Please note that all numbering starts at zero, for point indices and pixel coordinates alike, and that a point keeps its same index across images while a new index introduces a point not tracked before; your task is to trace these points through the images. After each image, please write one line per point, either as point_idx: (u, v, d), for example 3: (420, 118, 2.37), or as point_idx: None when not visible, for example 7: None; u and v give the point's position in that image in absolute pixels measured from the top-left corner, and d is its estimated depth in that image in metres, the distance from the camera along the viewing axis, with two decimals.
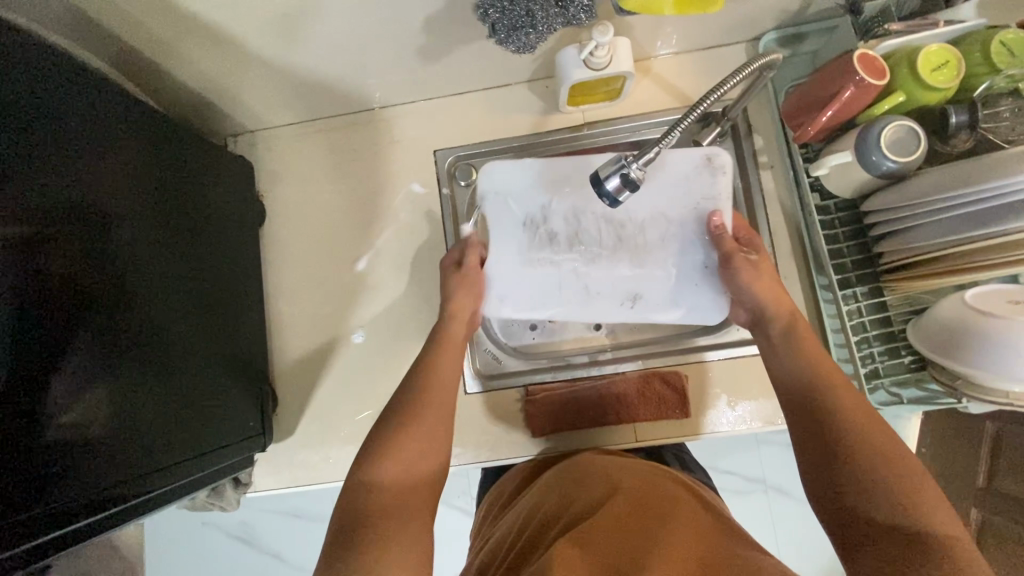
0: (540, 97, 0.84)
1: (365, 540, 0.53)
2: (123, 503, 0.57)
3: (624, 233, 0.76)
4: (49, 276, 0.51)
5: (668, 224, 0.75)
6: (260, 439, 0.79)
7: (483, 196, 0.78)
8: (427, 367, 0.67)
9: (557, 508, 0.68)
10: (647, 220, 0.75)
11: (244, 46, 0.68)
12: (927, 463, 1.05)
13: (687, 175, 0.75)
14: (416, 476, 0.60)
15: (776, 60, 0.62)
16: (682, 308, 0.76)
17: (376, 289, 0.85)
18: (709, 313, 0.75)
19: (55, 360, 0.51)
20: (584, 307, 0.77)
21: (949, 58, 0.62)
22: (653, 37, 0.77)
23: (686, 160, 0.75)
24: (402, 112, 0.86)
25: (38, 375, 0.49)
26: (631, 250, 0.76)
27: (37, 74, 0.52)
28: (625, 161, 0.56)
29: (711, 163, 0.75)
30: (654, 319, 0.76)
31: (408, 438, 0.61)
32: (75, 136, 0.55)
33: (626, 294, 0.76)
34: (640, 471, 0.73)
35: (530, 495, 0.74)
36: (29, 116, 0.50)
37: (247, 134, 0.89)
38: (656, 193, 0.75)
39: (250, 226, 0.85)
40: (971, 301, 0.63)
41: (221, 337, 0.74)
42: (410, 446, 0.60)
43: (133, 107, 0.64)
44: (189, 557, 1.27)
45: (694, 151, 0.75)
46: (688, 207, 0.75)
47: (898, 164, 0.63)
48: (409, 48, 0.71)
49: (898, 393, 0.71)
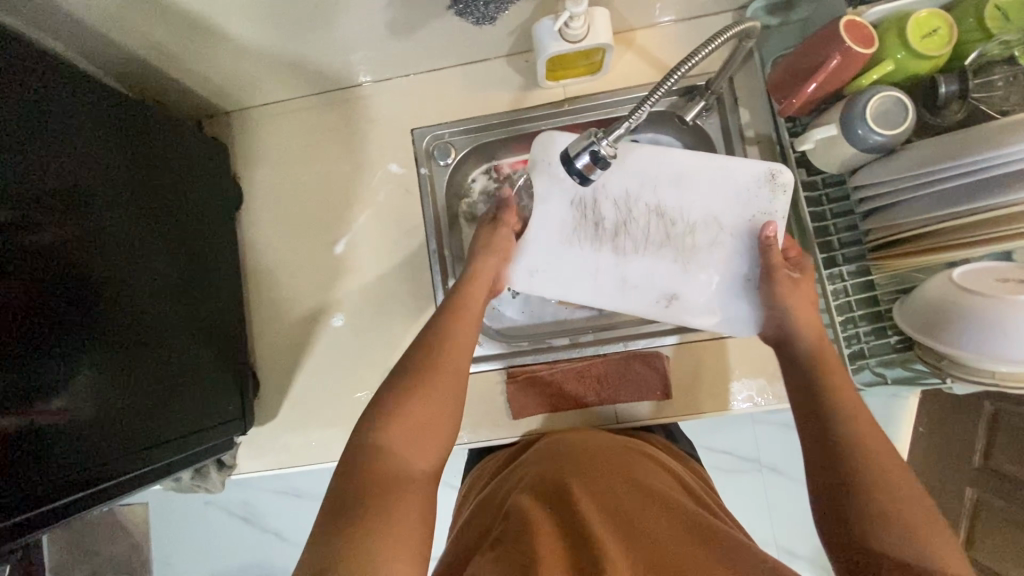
0: (519, 72, 0.82)
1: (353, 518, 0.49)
2: (108, 482, 0.58)
3: (676, 236, 0.75)
4: (33, 263, 0.52)
5: (719, 232, 0.73)
6: (240, 422, 0.79)
7: (534, 162, 0.77)
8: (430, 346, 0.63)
9: (548, 478, 0.66)
10: (698, 222, 0.74)
11: (210, 27, 0.66)
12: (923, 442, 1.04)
13: (749, 183, 0.73)
14: (414, 454, 0.55)
15: (754, 28, 0.61)
16: (717, 318, 0.74)
17: (356, 272, 0.84)
18: (742, 329, 0.73)
19: (42, 345, 0.52)
20: (618, 294, 0.76)
21: (942, 24, 0.59)
22: (634, 7, 0.73)
23: (750, 169, 0.72)
24: (380, 89, 0.84)
25: (30, 358, 0.51)
26: (678, 250, 0.75)
27: (20, 62, 0.52)
28: (595, 137, 0.56)
29: (774, 180, 0.72)
30: (686, 323, 0.75)
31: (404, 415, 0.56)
32: (54, 125, 0.55)
33: (667, 291, 0.75)
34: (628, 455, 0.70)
35: (506, 484, 0.69)
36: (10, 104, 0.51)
37: (223, 115, 0.88)
38: (710, 197, 0.74)
39: (227, 210, 0.84)
40: (958, 279, 0.60)
41: (203, 322, 0.75)
42: (408, 420, 0.56)
43: (112, 93, 0.64)
44: (192, 533, 1.30)
45: (760, 164, 0.72)
46: (742, 219, 0.73)
47: (885, 137, 0.60)
48: (380, 23, 0.68)
49: (882, 372, 0.70)
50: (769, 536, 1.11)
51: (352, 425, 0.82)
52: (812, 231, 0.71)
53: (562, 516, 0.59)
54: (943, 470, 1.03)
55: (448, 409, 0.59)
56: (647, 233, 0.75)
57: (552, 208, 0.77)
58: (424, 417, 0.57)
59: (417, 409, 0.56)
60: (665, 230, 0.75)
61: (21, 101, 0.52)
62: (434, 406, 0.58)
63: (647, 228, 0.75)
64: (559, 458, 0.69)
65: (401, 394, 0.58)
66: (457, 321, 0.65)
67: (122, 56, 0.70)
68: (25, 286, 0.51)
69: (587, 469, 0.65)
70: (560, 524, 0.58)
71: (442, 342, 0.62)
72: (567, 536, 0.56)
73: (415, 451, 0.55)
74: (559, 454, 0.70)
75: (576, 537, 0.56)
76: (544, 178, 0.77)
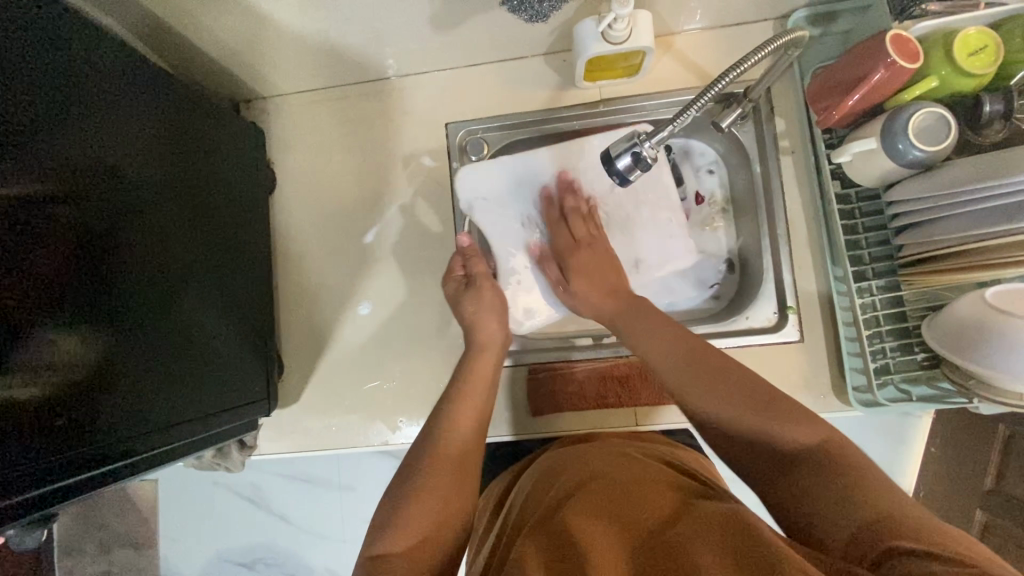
0: (556, 71, 0.82)
1: None
2: (127, 458, 0.58)
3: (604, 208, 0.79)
4: (63, 239, 0.52)
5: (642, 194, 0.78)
6: (265, 404, 0.80)
7: (468, 206, 0.79)
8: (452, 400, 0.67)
9: (535, 500, 0.62)
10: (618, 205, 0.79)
11: (254, 10, 0.66)
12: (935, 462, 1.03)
13: None
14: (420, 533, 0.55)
15: (802, 38, 0.61)
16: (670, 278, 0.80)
17: (383, 262, 0.85)
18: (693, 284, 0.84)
19: (67, 320, 0.52)
20: None
21: (989, 43, 0.59)
22: (677, 11, 0.74)
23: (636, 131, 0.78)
24: (416, 82, 0.85)
25: (55, 332, 0.51)
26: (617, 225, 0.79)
27: (52, 38, 0.52)
28: (637, 139, 0.57)
29: None
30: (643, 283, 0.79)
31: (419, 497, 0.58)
32: (89, 103, 0.55)
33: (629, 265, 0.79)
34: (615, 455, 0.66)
35: (508, 510, 0.67)
36: (44, 79, 0.51)
37: (259, 100, 0.89)
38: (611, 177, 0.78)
39: (262, 195, 0.85)
40: (991, 298, 0.60)
41: (232, 304, 0.76)
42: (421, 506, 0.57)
43: (149, 73, 0.64)
44: (200, 513, 1.31)
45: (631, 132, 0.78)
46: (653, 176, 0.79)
47: (925, 153, 0.60)
48: (424, 15, 0.69)
49: (908, 390, 0.69)
50: None
51: (371, 413, 0.83)
52: (845, 245, 0.71)
53: (546, 521, 0.56)
54: (955, 492, 1.02)
55: (455, 508, 0.59)
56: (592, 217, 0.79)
57: (507, 232, 0.79)
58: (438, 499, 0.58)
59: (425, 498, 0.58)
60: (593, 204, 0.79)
61: (56, 80, 0.52)
62: (440, 508, 0.58)
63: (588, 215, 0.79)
64: (549, 473, 0.66)
65: (410, 491, 0.59)
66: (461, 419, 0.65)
67: (170, 37, 0.71)
68: (53, 261, 0.51)
69: (574, 477, 0.62)
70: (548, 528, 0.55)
71: (443, 442, 0.63)
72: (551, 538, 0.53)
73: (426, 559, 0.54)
74: (551, 469, 0.67)
75: (556, 534, 0.54)
76: (487, 212, 0.79)
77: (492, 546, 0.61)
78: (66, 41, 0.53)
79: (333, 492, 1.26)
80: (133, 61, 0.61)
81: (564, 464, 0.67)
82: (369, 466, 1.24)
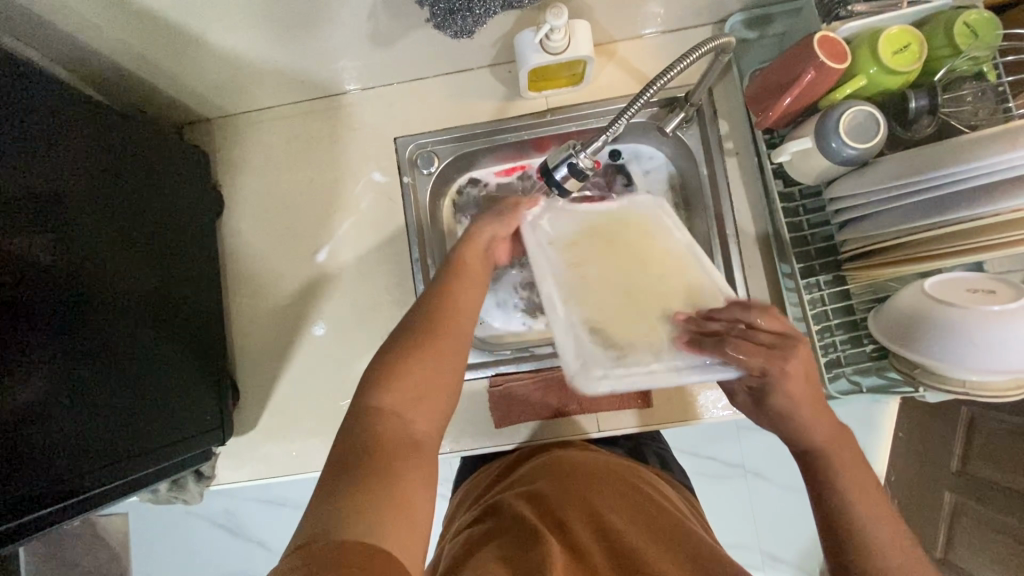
0: (502, 82, 0.82)
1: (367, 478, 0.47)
2: (79, 496, 0.56)
3: (606, 331, 0.59)
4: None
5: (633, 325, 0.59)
6: (219, 432, 0.78)
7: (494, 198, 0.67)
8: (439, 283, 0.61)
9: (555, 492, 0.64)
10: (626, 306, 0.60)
11: (186, 35, 0.65)
12: (894, 469, 1.13)
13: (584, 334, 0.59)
14: (419, 390, 0.53)
15: (730, 43, 0.63)
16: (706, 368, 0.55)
17: (338, 279, 0.84)
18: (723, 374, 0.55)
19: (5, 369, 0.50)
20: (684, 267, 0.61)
21: (910, 41, 0.61)
22: (615, 20, 0.74)
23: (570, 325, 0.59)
24: (363, 98, 0.84)
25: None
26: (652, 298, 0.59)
27: None
28: (573, 150, 0.61)
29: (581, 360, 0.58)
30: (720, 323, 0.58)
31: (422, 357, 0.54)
32: (15, 140, 0.53)
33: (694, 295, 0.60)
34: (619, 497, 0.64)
35: (496, 494, 0.69)
36: None
37: (204, 122, 0.87)
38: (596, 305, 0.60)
39: (208, 217, 0.83)
40: (930, 289, 0.61)
41: (180, 331, 0.74)
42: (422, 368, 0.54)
43: (83, 106, 0.62)
44: (173, 544, 1.28)
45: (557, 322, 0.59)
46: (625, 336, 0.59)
47: (858, 151, 0.61)
48: (361, 32, 0.68)
49: (858, 381, 0.71)
50: (754, 536, 1.16)
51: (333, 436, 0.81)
52: (790, 241, 0.72)
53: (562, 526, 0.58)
54: (924, 476, 1.05)
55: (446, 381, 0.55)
56: (579, 356, 0.58)
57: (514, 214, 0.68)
58: (438, 366, 0.55)
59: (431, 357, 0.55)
60: (581, 321, 0.59)
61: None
62: (432, 371, 0.54)
63: (575, 344, 0.58)
64: (569, 476, 0.67)
65: (411, 348, 0.55)
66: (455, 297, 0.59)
67: (101, 66, 0.70)
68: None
69: (590, 489, 0.65)
70: (552, 524, 0.58)
71: (435, 308, 0.58)
72: (559, 536, 0.57)
73: (393, 531, 0.45)
74: (575, 475, 0.67)
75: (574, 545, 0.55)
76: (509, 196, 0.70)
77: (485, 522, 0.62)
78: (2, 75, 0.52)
79: None
80: (65, 94, 0.60)
81: (584, 472, 0.68)
82: None
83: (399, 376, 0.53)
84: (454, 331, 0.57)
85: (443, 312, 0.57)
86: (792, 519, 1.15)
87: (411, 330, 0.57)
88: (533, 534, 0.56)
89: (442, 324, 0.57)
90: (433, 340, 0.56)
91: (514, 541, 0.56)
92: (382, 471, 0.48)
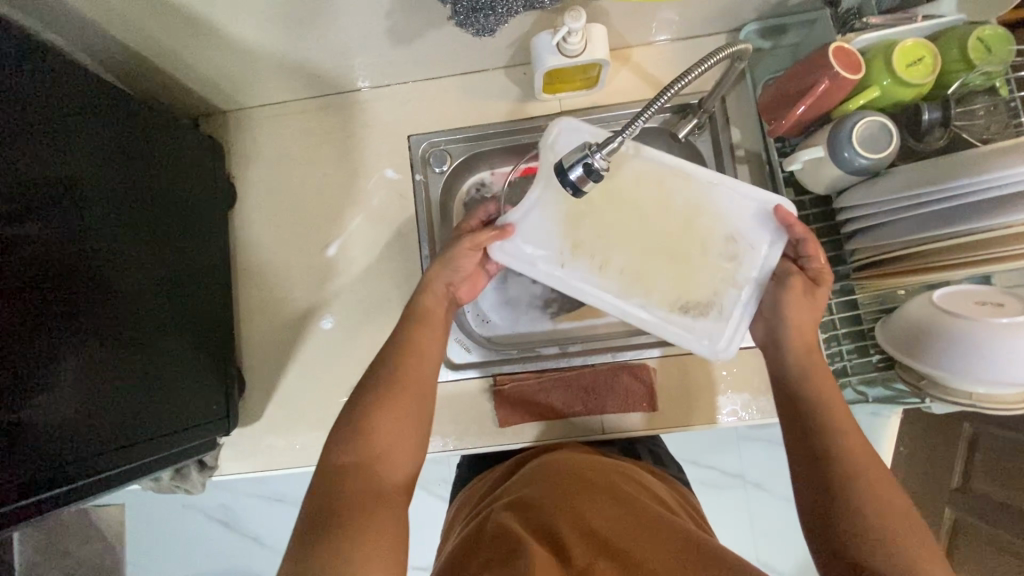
0: (517, 84, 0.83)
1: (336, 528, 0.51)
2: (83, 481, 0.56)
3: (688, 300, 0.74)
4: (6, 265, 0.50)
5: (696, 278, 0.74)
6: (225, 423, 0.78)
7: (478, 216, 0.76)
8: (404, 328, 0.67)
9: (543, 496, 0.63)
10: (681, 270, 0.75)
11: (208, 26, 0.66)
12: None
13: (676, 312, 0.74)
14: (387, 439, 0.58)
15: (747, 51, 0.64)
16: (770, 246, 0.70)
17: (348, 274, 0.84)
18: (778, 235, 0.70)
19: (10, 351, 0.50)
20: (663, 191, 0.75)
21: (925, 54, 0.61)
22: (631, 26, 0.75)
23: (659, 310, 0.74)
24: (378, 95, 0.85)
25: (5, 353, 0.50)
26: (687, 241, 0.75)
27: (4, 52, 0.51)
28: (588, 151, 0.57)
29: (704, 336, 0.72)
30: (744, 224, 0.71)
31: (383, 410, 0.59)
32: (33, 125, 0.54)
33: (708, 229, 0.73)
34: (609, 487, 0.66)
35: (489, 505, 0.68)
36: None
37: (220, 114, 0.88)
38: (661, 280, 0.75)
39: (221, 208, 0.84)
40: (938, 301, 0.61)
41: (189, 318, 0.74)
42: (386, 419, 0.59)
43: (97, 92, 0.62)
44: (167, 537, 1.27)
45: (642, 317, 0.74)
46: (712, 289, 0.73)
47: (870, 161, 0.62)
48: (380, 29, 0.69)
49: (864, 391, 0.71)
50: (751, 547, 1.16)
51: None
52: None
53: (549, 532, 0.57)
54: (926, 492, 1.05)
55: (411, 426, 0.60)
56: (700, 338, 0.72)
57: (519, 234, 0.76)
58: (401, 413, 0.60)
59: (394, 402, 0.60)
60: (671, 307, 0.74)
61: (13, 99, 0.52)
62: (394, 418, 0.59)
63: (684, 327, 0.73)
64: (558, 476, 0.67)
65: (373, 401, 0.60)
66: (420, 341, 0.66)
67: (122, 53, 0.70)
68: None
69: (583, 484, 0.65)
70: (539, 531, 0.57)
71: (399, 357, 0.64)
72: (547, 543, 0.55)
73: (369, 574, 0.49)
74: (565, 476, 0.67)
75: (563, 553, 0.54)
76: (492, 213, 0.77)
77: (472, 535, 0.61)
78: (19, 59, 0.53)
79: None
80: (78, 80, 0.60)
81: (580, 469, 0.69)
82: None
83: (372, 431, 0.58)
84: (416, 379, 0.63)
85: (403, 367, 0.63)
86: (790, 531, 1.15)
87: (379, 380, 0.62)
88: (520, 544, 0.54)
89: (401, 373, 0.62)
90: (396, 388, 0.61)
91: (503, 548, 0.55)
92: (349, 522, 0.51)
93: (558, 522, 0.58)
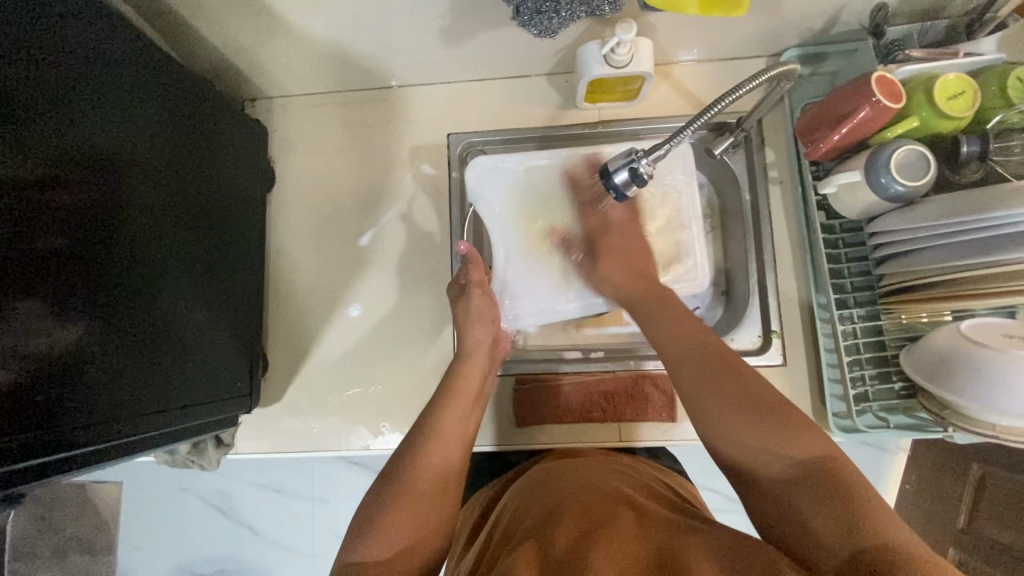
0: (558, 91, 0.85)
1: None
2: (105, 443, 0.56)
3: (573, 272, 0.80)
4: (47, 223, 0.50)
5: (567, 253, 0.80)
6: (246, 401, 0.79)
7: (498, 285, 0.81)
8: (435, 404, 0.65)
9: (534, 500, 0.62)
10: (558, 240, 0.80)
11: (270, 12, 0.68)
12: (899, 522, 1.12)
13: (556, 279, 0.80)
14: (408, 534, 0.57)
15: (792, 71, 0.64)
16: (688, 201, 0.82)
17: (377, 264, 0.85)
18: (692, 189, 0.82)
19: (43, 307, 0.50)
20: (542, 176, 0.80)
21: (966, 88, 0.63)
22: (675, 43, 0.77)
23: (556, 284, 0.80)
24: (421, 92, 0.87)
25: (42, 308, 0.50)
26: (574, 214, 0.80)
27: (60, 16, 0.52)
28: (635, 156, 0.60)
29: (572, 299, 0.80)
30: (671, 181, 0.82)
31: (403, 504, 0.58)
32: (87, 89, 0.55)
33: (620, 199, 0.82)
34: (591, 480, 0.65)
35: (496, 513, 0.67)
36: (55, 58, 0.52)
37: (266, 100, 0.90)
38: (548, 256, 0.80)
39: (259, 190, 0.85)
40: (966, 331, 0.62)
41: (217, 293, 0.74)
42: (406, 512, 0.57)
43: (142, 61, 0.63)
44: (162, 518, 1.27)
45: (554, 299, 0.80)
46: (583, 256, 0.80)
47: (907, 188, 0.62)
48: (434, 28, 0.71)
49: (886, 418, 0.71)
50: None
51: (354, 418, 0.82)
52: (828, 274, 0.73)
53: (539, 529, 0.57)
54: (931, 532, 1.04)
55: (432, 520, 0.59)
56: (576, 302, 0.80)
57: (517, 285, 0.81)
58: (418, 502, 0.58)
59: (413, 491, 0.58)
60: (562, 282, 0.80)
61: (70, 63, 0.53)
62: (416, 515, 0.58)
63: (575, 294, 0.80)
64: (551, 481, 0.66)
65: (390, 495, 0.58)
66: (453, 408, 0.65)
67: (184, 31, 0.73)
68: (33, 248, 0.49)
69: (572, 484, 0.64)
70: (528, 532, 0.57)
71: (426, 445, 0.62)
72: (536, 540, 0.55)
73: None
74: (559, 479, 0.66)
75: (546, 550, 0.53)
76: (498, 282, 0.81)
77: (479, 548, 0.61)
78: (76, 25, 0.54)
79: (305, 504, 1.24)
80: (125, 49, 0.60)
81: (571, 471, 0.68)
82: (344, 479, 1.22)
83: (387, 526, 0.56)
84: (443, 468, 0.61)
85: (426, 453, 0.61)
86: None
87: (407, 457, 0.61)
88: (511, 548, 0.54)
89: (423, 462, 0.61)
90: (416, 482, 0.59)
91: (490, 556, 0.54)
92: None
93: (561, 524, 0.56)
